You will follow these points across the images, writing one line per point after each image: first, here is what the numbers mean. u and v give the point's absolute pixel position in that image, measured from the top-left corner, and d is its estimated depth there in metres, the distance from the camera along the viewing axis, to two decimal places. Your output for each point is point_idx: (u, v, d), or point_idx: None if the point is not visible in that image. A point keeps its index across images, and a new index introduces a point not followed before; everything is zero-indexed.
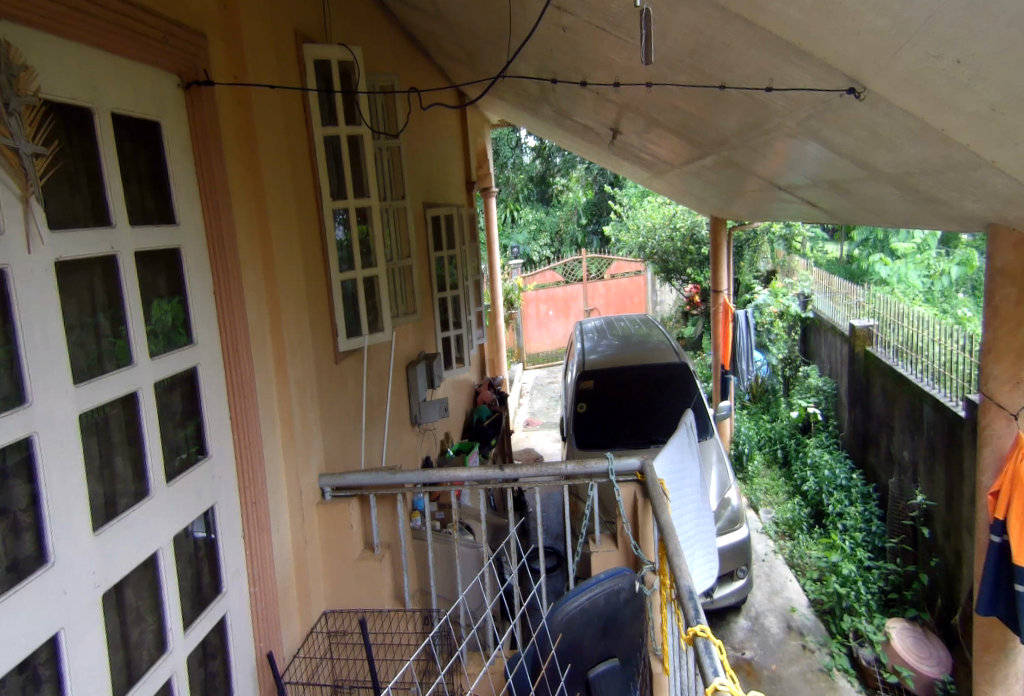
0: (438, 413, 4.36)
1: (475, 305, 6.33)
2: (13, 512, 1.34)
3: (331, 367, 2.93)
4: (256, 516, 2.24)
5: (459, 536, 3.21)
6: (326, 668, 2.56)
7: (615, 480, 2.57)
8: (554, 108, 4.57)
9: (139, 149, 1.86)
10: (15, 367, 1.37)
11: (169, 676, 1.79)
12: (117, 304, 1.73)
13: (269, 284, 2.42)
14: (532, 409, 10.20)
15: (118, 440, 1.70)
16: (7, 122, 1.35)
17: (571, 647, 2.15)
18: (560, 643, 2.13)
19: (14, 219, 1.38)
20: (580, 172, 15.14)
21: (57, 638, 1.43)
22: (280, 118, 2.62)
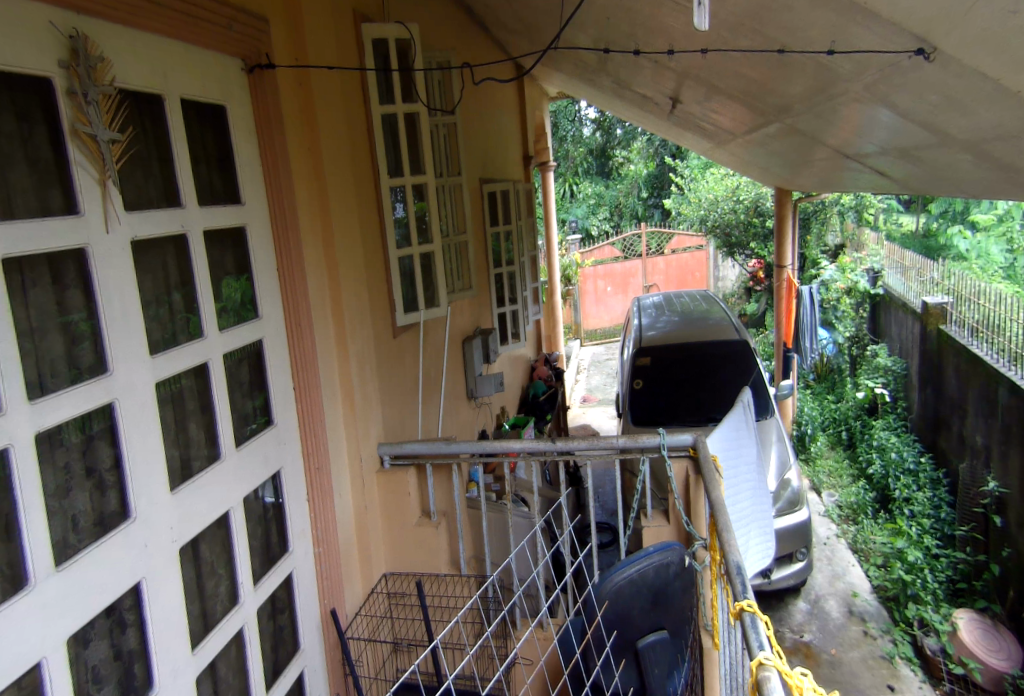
0: (493, 388, 4.42)
1: (531, 281, 6.34)
2: (99, 471, 1.48)
3: (389, 340, 3.01)
4: (319, 482, 2.35)
5: (513, 507, 3.25)
6: (387, 626, 2.69)
7: (667, 454, 2.52)
8: (612, 78, 4.49)
9: (208, 133, 1.96)
10: (98, 339, 1.50)
11: (241, 627, 1.92)
12: (189, 281, 1.84)
13: (330, 260, 2.50)
14: (590, 385, 10.19)
15: (191, 408, 1.82)
16: (85, 110, 1.46)
17: (619, 615, 2.21)
18: (607, 611, 2.19)
19: (94, 201, 1.49)
20: (641, 143, 14.81)
21: (140, 586, 1.55)
22: (339, 97, 2.69)
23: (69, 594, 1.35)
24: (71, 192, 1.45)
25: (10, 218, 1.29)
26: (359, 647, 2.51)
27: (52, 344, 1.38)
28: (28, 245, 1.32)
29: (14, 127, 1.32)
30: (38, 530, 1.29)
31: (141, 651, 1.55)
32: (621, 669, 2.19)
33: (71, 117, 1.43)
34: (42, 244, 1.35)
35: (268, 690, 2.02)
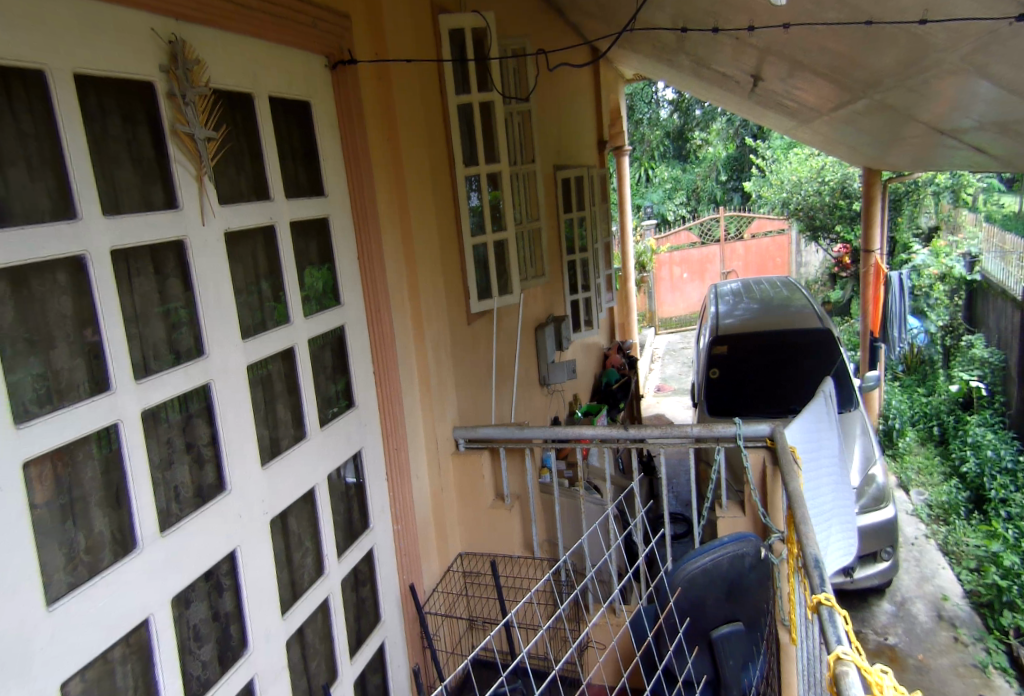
0: (566, 375, 4.42)
1: (604, 268, 6.31)
2: (197, 446, 1.60)
3: (464, 327, 3.07)
4: (397, 462, 2.44)
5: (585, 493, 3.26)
6: (463, 603, 2.77)
7: (743, 444, 2.46)
8: (690, 57, 4.37)
9: (294, 128, 2.07)
10: (195, 323, 1.62)
11: (326, 596, 2.03)
12: (277, 270, 1.95)
13: (407, 249, 2.58)
14: (665, 374, 10.01)
15: (279, 390, 1.93)
16: (184, 111, 1.57)
17: (693, 603, 2.18)
18: (681, 598, 2.17)
19: (191, 196, 1.61)
20: (721, 124, 14.35)
21: (235, 554, 1.67)
22: (418, 88, 2.76)
23: (172, 558, 1.47)
24: (170, 189, 1.57)
25: (116, 213, 1.41)
26: (437, 622, 2.61)
27: (154, 329, 1.50)
28: (132, 238, 1.44)
29: (120, 130, 1.44)
30: (145, 499, 1.42)
31: (236, 614, 1.68)
32: (693, 657, 2.17)
33: (170, 118, 1.55)
34: (145, 237, 1.47)
35: (352, 658, 2.13)
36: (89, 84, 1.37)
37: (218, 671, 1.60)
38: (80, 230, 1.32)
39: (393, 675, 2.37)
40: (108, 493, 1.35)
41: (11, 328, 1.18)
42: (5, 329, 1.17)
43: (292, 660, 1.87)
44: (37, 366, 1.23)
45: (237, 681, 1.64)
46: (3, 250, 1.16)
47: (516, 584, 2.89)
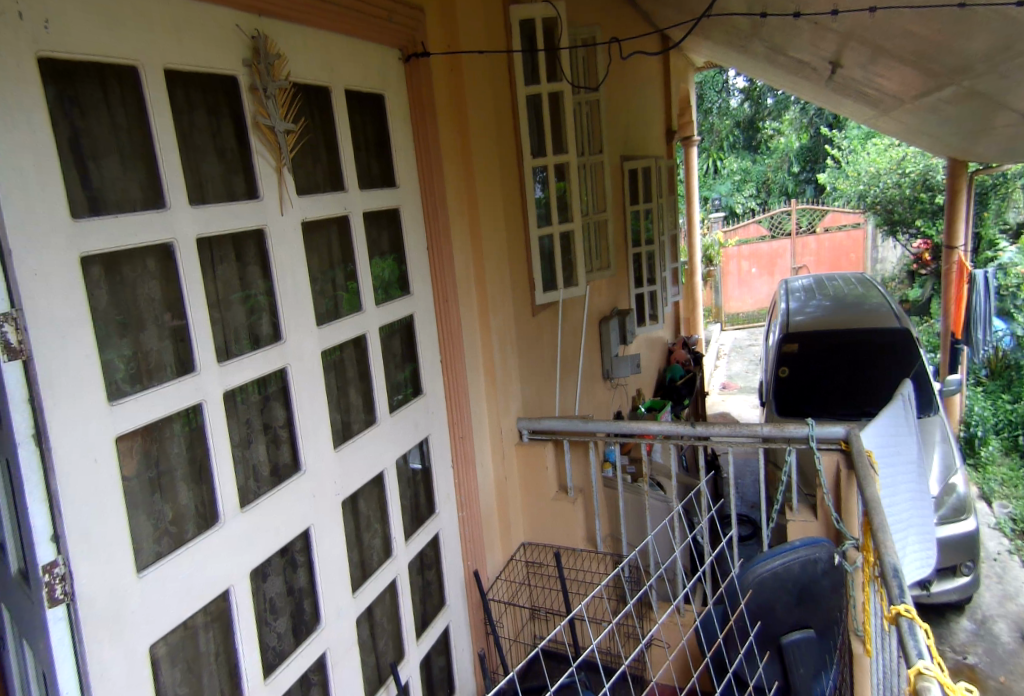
0: (630, 369, 4.35)
1: (670, 261, 6.19)
2: (274, 428, 1.66)
3: (528, 319, 3.07)
4: (463, 450, 2.47)
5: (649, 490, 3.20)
6: (526, 593, 2.80)
7: (816, 446, 2.37)
8: (766, 44, 4.21)
9: (368, 121, 2.11)
10: (274, 309, 1.68)
11: (393, 578, 2.08)
12: (351, 259, 2.00)
13: (475, 239, 2.59)
14: (730, 371, 9.73)
15: (351, 375, 1.98)
16: (265, 104, 1.63)
17: (762, 607, 2.13)
18: (750, 601, 2.12)
19: (271, 186, 1.67)
20: (795, 113, 13.81)
21: (308, 532, 1.73)
22: (488, 79, 2.76)
23: (251, 534, 1.54)
24: (252, 179, 1.63)
25: (202, 202, 1.48)
26: (500, 609, 2.64)
27: (234, 314, 1.57)
28: (215, 227, 1.51)
29: (206, 124, 1.51)
30: (227, 476, 1.49)
31: (310, 590, 1.74)
32: (764, 662, 2.09)
33: (252, 111, 1.61)
34: (228, 225, 1.53)
35: (418, 639, 2.18)
36: (177, 80, 1.44)
37: (292, 643, 1.67)
38: (169, 218, 1.39)
39: (457, 660, 2.41)
40: (192, 468, 1.42)
41: (105, 311, 1.26)
42: (100, 311, 1.25)
43: (362, 637, 1.93)
44: (127, 347, 1.30)
45: (310, 654, 1.71)
46: (98, 237, 1.24)
47: (580, 578, 2.88)
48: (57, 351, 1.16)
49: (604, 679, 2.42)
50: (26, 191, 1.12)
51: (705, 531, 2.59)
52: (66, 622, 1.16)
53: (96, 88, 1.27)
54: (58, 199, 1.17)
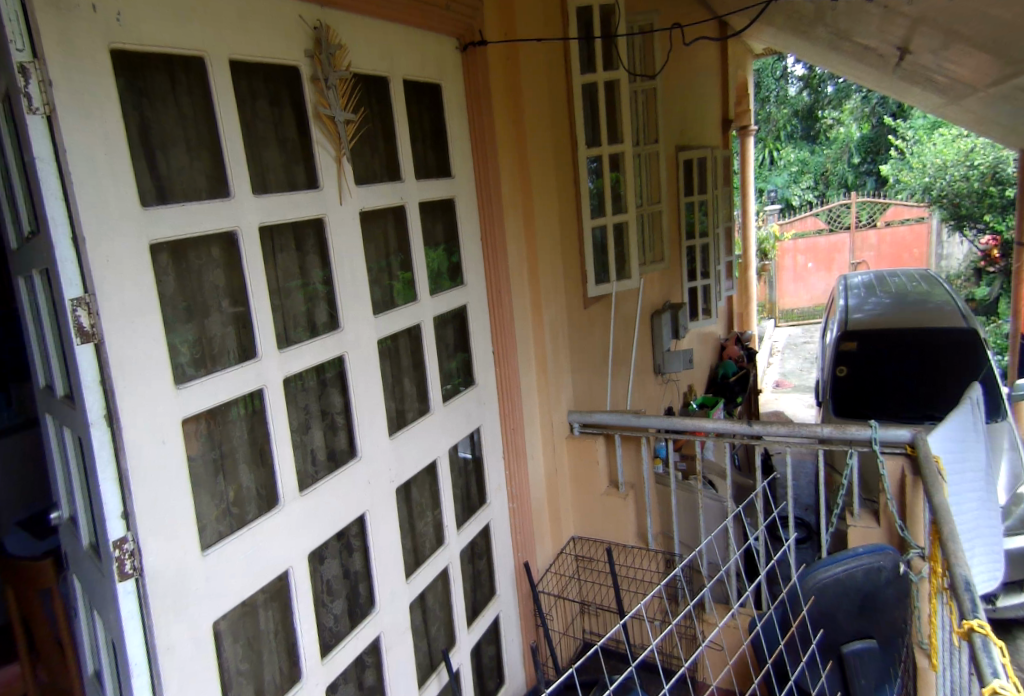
0: (682, 364, 4.25)
1: (725, 254, 6.04)
2: (331, 414, 1.69)
3: (580, 311, 3.04)
4: (514, 442, 2.46)
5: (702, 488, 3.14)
6: (575, 586, 2.80)
7: (879, 450, 2.27)
8: (829, 29, 4.04)
9: (424, 112, 2.12)
10: (332, 297, 1.71)
11: (446, 565, 2.09)
12: (407, 248, 2.01)
13: (529, 230, 2.58)
14: (784, 369, 9.47)
15: (406, 364, 2.00)
16: (326, 94, 1.65)
17: (825, 614, 2.05)
18: (812, 607, 2.06)
19: (330, 176, 1.69)
20: (856, 103, 13.29)
21: (364, 517, 1.76)
22: (544, 67, 2.73)
23: (310, 516, 1.57)
24: (312, 169, 1.66)
25: (264, 191, 1.51)
26: (549, 602, 2.65)
27: (294, 302, 1.60)
28: (277, 215, 1.53)
29: (268, 114, 1.54)
30: (286, 459, 1.52)
31: (365, 574, 1.77)
32: (826, 672, 2.05)
33: (314, 101, 1.63)
34: (289, 214, 1.56)
35: (469, 627, 2.20)
36: (242, 70, 1.46)
37: (348, 625, 1.70)
38: (233, 206, 1.42)
39: (507, 650, 2.42)
40: (253, 450, 1.46)
41: (172, 296, 1.30)
42: (168, 297, 1.29)
43: (415, 622, 1.95)
44: (193, 332, 1.34)
45: (365, 636, 1.74)
46: (166, 225, 1.27)
47: (630, 575, 2.85)
48: (127, 334, 1.20)
49: (660, 681, 2.40)
50: (99, 180, 1.16)
51: (759, 527, 2.48)
52: (135, 597, 1.21)
53: (165, 79, 1.30)
54: (129, 188, 1.21)
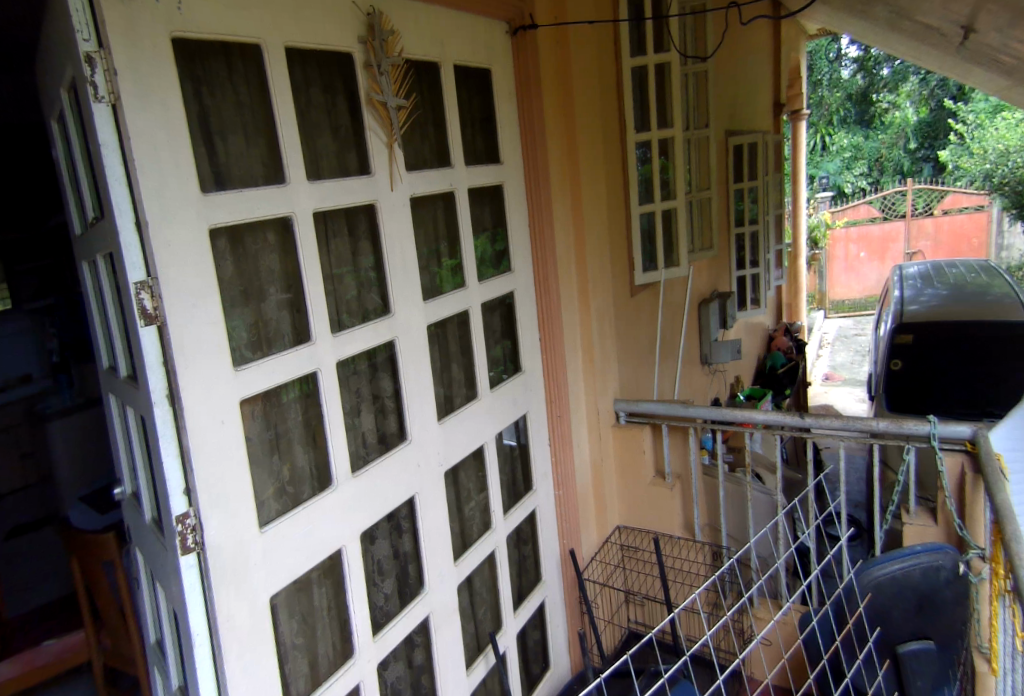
0: (730, 355, 4.16)
1: (774, 242, 5.89)
2: (382, 398, 1.72)
3: (627, 299, 3.00)
4: (560, 429, 2.46)
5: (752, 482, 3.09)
6: (620, 576, 2.78)
7: (937, 446, 2.19)
8: (889, 7, 3.86)
9: (473, 97, 2.11)
10: (384, 283, 1.73)
11: (492, 550, 2.11)
12: (456, 234, 2.01)
13: (577, 216, 2.55)
14: (835, 362, 9.21)
15: (454, 350, 2.01)
16: (378, 80, 1.66)
17: (880, 613, 2.00)
18: (869, 606, 2.01)
19: (382, 162, 1.71)
20: (914, 85, 12.75)
21: (414, 500, 1.79)
22: (594, 50, 2.69)
23: (362, 497, 1.60)
24: (364, 156, 1.67)
25: (318, 177, 1.53)
26: (595, 590, 2.64)
27: (346, 287, 1.62)
28: (330, 201, 1.55)
29: (321, 101, 1.55)
30: (340, 441, 1.55)
31: (414, 555, 1.80)
32: (883, 671, 1.96)
33: (366, 87, 1.65)
34: (342, 200, 1.58)
35: (515, 611, 2.22)
36: (296, 57, 1.48)
37: (398, 604, 1.74)
38: (288, 193, 1.44)
39: (553, 636, 2.43)
40: (308, 431, 1.50)
41: (230, 280, 1.33)
42: (226, 281, 1.33)
43: (462, 605, 1.98)
44: (250, 315, 1.37)
45: (415, 615, 1.77)
46: (225, 210, 1.30)
47: (677, 567, 2.82)
48: (189, 317, 1.24)
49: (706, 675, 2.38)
50: (161, 166, 1.19)
51: (815, 523, 2.42)
52: (197, 570, 1.26)
53: (223, 66, 1.33)
54: (189, 174, 1.24)
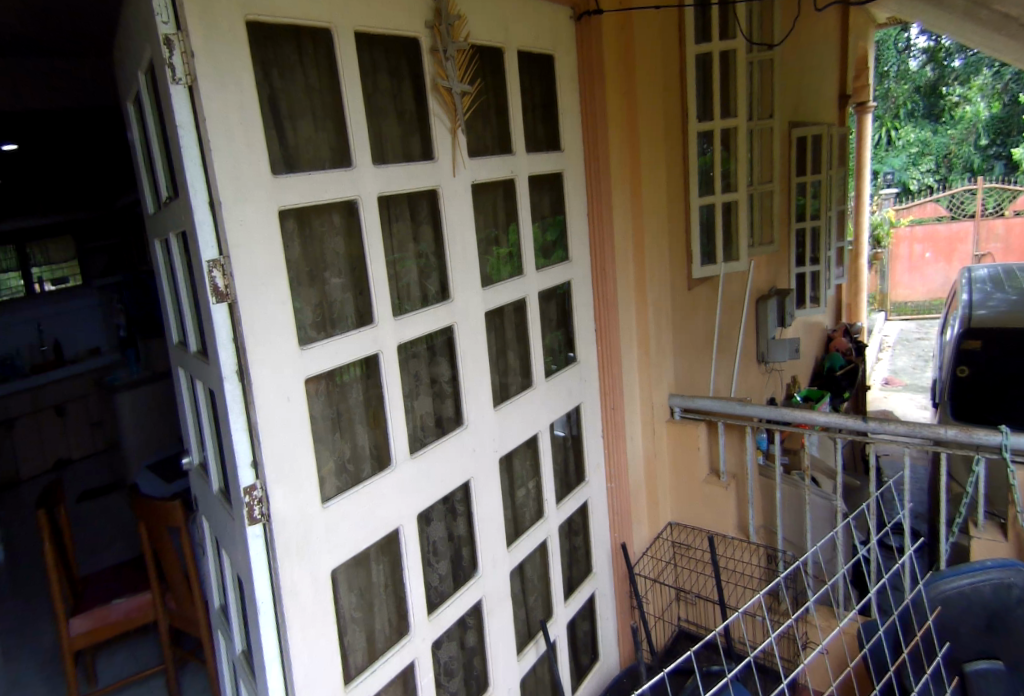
0: (788, 354, 4.04)
1: (836, 239, 5.69)
2: (440, 382, 1.73)
3: (684, 293, 2.94)
4: (614, 421, 2.44)
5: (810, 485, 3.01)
6: (672, 572, 2.76)
7: (1010, 458, 2.08)
8: None
9: (536, 83, 2.10)
10: (445, 268, 1.73)
11: (545, 538, 2.12)
12: (516, 221, 2.01)
13: (637, 207, 2.51)
14: (895, 365, 8.87)
15: (511, 338, 2.01)
16: (444, 65, 1.66)
17: (948, 630, 1.92)
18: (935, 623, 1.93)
19: (446, 147, 1.71)
20: (988, 77, 12.12)
21: (469, 484, 1.80)
22: (658, 37, 2.63)
23: (420, 479, 1.62)
24: (428, 141, 1.68)
25: (384, 161, 1.54)
26: (645, 585, 2.63)
27: (408, 271, 1.64)
28: (395, 185, 1.56)
29: (387, 85, 1.57)
30: (400, 423, 1.57)
31: (468, 539, 1.82)
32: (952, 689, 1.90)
33: (432, 72, 1.65)
34: (406, 184, 1.59)
35: (566, 601, 2.22)
36: (365, 42, 1.49)
37: (452, 586, 1.76)
38: (355, 176, 1.46)
39: (602, 627, 2.43)
40: (369, 412, 1.52)
41: (297, 261, 1.36)
42: (293, 262, 1.36)
43: (513, 591, 1.99)
44: (315, 296, 1.40)
45: (469, 598, 1.79)
46: (295, 192, 1.33)
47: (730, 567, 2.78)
48: (258, 296, 1.27)
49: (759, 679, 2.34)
50: (234, 147, 1.22)
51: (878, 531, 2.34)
52: (263, 540, 1.31)
53: (294, 50, 1.35)
54: (261, 156, 1.26)
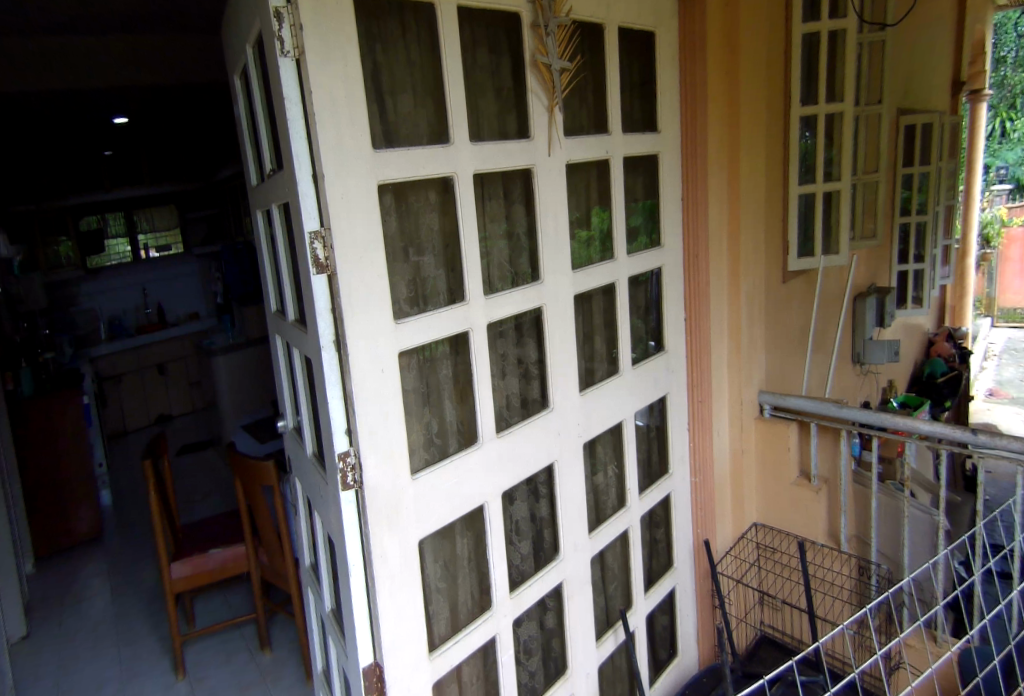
0: (887, 356, 3.73)
1: (943, 236, 5.31)
2: (527, 364, 1.73)
3: (779, 286, 2.81)
4: (701, 414, 2.37)
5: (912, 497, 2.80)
6: (757, 575, 2.70)
7: None
8: None
9: (634, 62, 2.03)
10: (537, 249, 1.72)
11: (626, 528, 2.09)
12: (609, 204, 1.96)
13: (735, 193, 2.40)
14: (1000, 376, 8.25)
15: (598, 323, 1.98)
16: (545, 41, 1.63)
17: None
18: None
19: (542, 125, 1.68)
20: None
21: (552, 467, 1.79)
22: (766, 13, 2.49)
23: (505, 458, 1.63)
24: (524, 119, 1.65)
25: (480, 139, 1.53)
26: (728, 585, 2.59)
27: (500, 251, 1.63)
28: (491, 163, 1.55)
29: (486, 61, 1.55)
30: (488, 402, 1.56)
31: (551, 521, 1.82)
32: None
33: (532, 48, 1.62)
34: (502, 163, 1.57)
35: (647, 592, 2.20)
36: (467, 17, 1.48)
37: (533, 566, 1.77)
38: (452, 152, 1.44)
39: (681, 623, 2.39)
40: (457, 388, 1.54)
41: (393, 236, 1.38)
42: (389, 236, 1.38)
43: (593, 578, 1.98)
44: (409, 271, 1.42)
45: (551, 580, 1.79)
46: (395, 166, 1.33)
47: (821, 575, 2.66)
48: (358, 269, 1.29)
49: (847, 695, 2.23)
50: (338, 120, 1.24)
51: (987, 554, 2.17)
52: (355, 505, 1.35)
53: (396, 25, 1.37)
54: (364, 129, 1.27)
